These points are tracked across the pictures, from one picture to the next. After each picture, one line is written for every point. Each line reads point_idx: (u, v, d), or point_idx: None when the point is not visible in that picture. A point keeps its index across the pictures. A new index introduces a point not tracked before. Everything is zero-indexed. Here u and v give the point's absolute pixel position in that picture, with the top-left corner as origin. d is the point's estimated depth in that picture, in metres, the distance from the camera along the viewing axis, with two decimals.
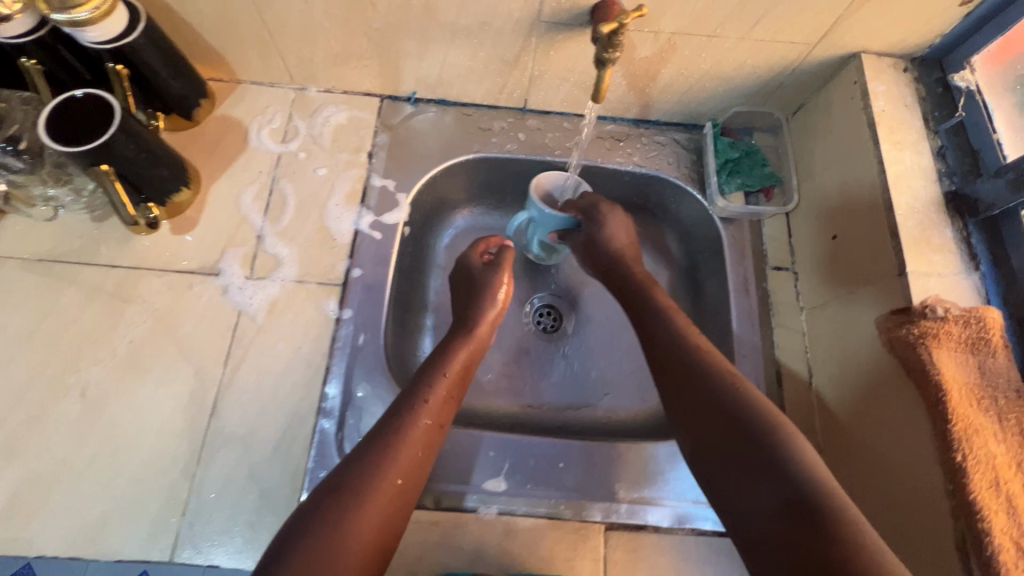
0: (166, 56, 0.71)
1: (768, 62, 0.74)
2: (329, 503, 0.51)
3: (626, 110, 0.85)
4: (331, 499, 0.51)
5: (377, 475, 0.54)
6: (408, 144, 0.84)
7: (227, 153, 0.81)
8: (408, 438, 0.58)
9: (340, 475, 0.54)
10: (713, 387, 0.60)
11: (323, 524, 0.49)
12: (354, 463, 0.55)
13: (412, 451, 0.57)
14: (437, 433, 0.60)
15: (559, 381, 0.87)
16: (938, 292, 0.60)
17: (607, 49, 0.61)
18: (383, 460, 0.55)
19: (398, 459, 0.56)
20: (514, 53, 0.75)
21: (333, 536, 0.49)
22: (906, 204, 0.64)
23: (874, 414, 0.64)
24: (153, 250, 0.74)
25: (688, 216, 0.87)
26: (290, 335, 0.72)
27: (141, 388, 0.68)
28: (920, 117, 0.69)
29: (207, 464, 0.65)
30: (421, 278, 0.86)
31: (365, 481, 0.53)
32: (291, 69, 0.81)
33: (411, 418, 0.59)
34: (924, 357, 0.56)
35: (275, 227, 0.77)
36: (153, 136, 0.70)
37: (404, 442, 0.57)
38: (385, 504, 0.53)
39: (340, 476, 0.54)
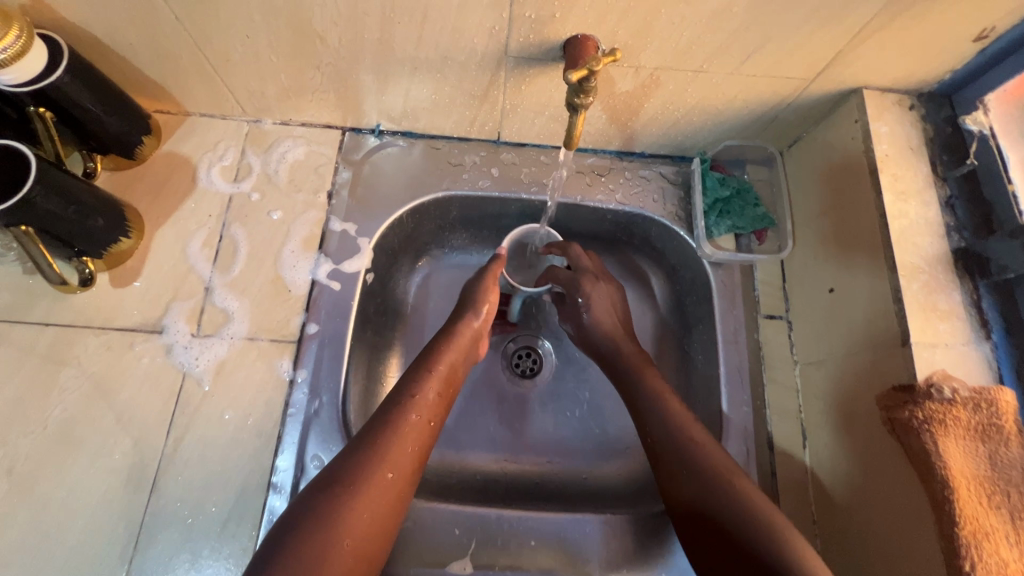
0: (98, 93, 0.63)
1: (763, 97, 0.67)
2: (318, 503, 0.51)
3: (608, 142, 0.78)
4: (320, 498, 0.52)
5: (364, 475, 0.54)
6: (372, 182, 0.78)
7: (173, 195, 0.75)
8: (395, 434, 0.57)
9: (330, 473, 0.54)
10: (704, 471, 0.57)
11: (310, 526, 0.50)
12: (344, 459, 0.55)
13: (399, 448, 0.57)
14: (426, 430, 0.60)
15: (538, 433, 0.79)
16: (945, 367, 0.54)
17: (579, 94, 0.55)
18: (372, 457, 0.55)
19: (385, 456, 0.56)
20: (482, 88, 0.68)
21: (320, 538, 0.49)
22: (910, 263, 0.58)
23: (871, 494, 0.58)
24: (89, 307, 0.68)
25: (674, 257, 0.81)
26: (239, 400, 0.66)
27: (74, 463, 0.62)
28: (927, 162, 0.62)
29: (145, 551, 0.60)
30: (386, 324, 0.80)
31: (352, 480, 0.53)
32: (241, 102, 0.74)
33: (399, 413, 0.59)
34: (929, 444, 0.50)
35: (225, 277, 0.71)
36: (83, 185, 0.63)
37: (391, 439, 0.57)
38: (373, 504, 0.53)
39: (329, 474, 0.54)
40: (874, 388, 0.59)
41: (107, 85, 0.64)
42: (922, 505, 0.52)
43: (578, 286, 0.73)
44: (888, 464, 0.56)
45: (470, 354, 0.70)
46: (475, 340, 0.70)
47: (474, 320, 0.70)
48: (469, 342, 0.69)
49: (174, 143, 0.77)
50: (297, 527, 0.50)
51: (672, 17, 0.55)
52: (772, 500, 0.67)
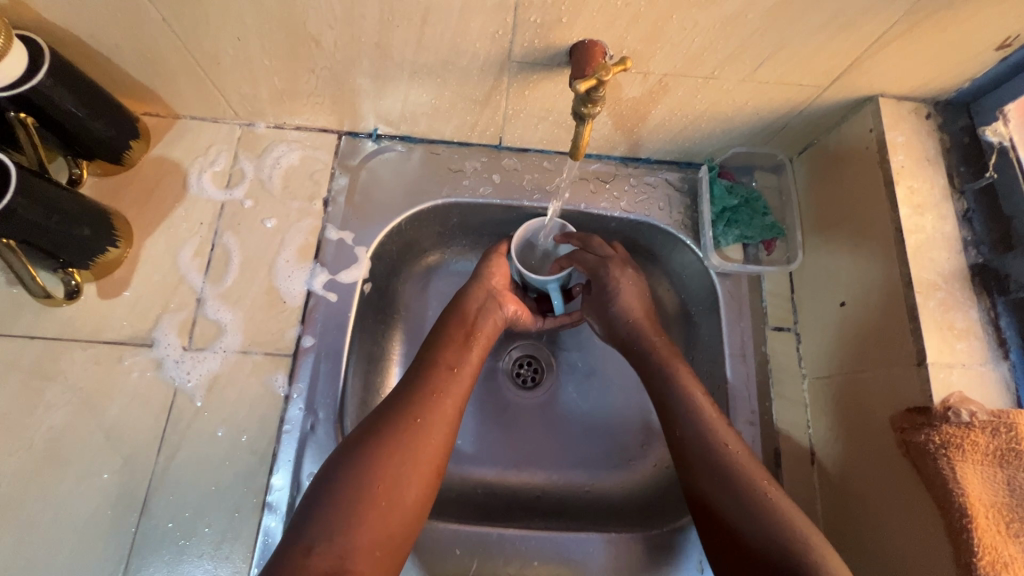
0: (83, 97, 0.60)
1: (775, 104, 0.65)
2: (350, 454, 0.52)
3: (613, 148, 0.76)
4: (350, 451, 0.53)
5: (393, 424, 0.54)
6: (370, 188, 0.75)
7: (162, 202, 0.72)
8: (421, 387, 0.58)
9: (361, 428, 0.55)
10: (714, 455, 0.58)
11: (344, 476, 0.51)
12: (376, 414, 0.56)
13: (424, 398, 0.57)
14: (455, 379, 0.60)
15: (539, 443, 0.77)
16: (963, 388, 0.53)
17: (585, 104, 0.52)
18: (398, 409, 0.56)
19: (411, 405, 0.56)
20: (484, 93, 0.65)
21: (355, 485, 0.50)
22: (927, 280, 0.56)
23: (880, 514, 0.57)
24: (75, 320, 0.66)
25: (680, 266, 0.79)
26: (233, 416, 0.64)
27: (63, 482, 0.60)
28: (944, 174, 0.61)
29: (135, 574, 0.58)
30: (384, 334, 0.77)
31: (381, 430, 0.54)
32: (232, 105, 0.71)
33: (425, 369, 0.60)
34: (944, 470, 0.49)
35: (218, 288, 0.69)
36: (68, 194, 0.60)
37: (416, 390, 0.58)
38: (406, 450, 0.53)
39: (362, 429, 0.55)
40: (886, 407, 0.57)
41: (92, 88, 0.61)
42: (936, 529, 0.51)
43: (610, 268, 0.71)
44: (900, 486, 0.55)
45: (495, 309, 0.69)
46: (497, 297, 0.70)
47: (492, 282, 0.70)
48: (489, 300, 0.69)
49: (164, 148, 0.74)
50: (332, 479, 0.51)
51: (684, 22, 0.52)
52: None
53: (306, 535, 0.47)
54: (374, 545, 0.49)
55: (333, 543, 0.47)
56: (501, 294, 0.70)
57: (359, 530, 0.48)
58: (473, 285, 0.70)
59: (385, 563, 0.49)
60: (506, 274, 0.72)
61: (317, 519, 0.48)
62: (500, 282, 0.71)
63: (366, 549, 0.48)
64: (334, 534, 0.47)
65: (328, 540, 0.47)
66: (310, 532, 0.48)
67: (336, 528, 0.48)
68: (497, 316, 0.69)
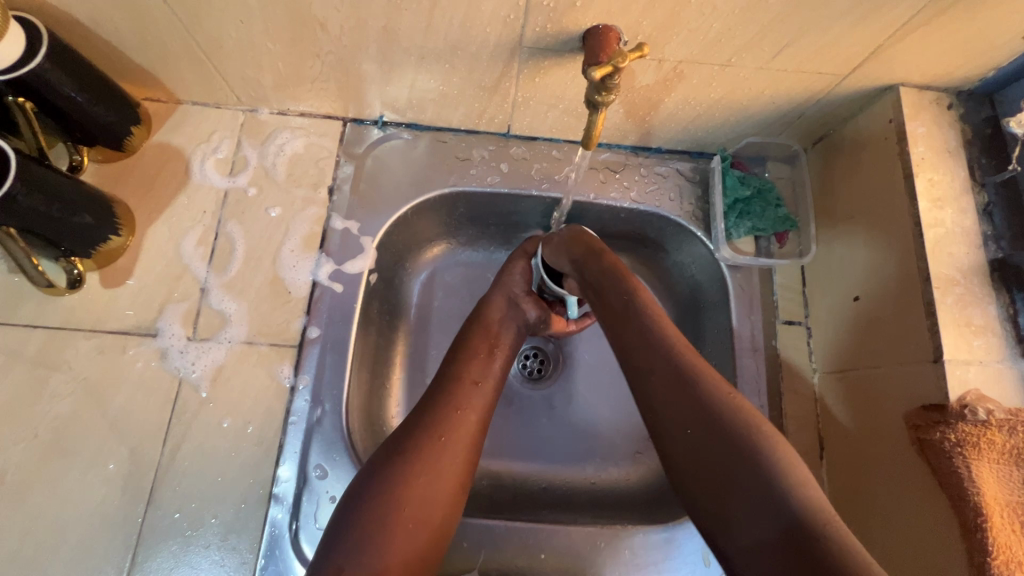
0: (81, 80, 0.59)
1: (792, 92, 0.63)
2: (376, 474, 0.52)
3: (623, 137, 0.74)
4: (376, 471, 0.53)
5: (418, 443, 0.54)
6: (376, 177, 0.74)
7: (165, 189, 0.71)
8: (444, 402, 0.57)
9: (386, 446, 0.55)
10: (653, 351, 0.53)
11: (371, 497, 0.51)
12: (400, 430, 0.56)
13: (448, 414, 0.56)
14: (478, 393, 0.59)
15: (546, 436, 0.77)
16: (979, 386, 0.52)
17: (599, 92, 0.51)
18: (420, 426, 0.55)
19: (435, 423, 0.55)
20: (493, 79, 0.64)
21: (383, 509, 0.50)
22: (945, 275, 0.55)
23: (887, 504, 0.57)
24: (79, 309, 0.65)
25: (690, 258, 0.78)
26: (238, 407, 0.64)
27: (68, 472, 0.60)
28: (965, 166, 0.59)
29: (142, 565, 0.58)
30: (391, 325, 0.77)
31: (405, 449, 0.53)
32: (235, 90, 0.69)
33: (448, 384, 0.59)
34: (960, 469, 0.48)
35: (222, 278, 0.68)
36: (69, 181, 0.58)
37: (438, 408, 0.56)
38: (432, 470, 0.53)
39: (387, 446, 0.54)
40: (900, 404, 0.56)
41: (91, 71, 0.60)
42: (948, 529, 0.51)
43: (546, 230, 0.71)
44: (910, 481, 0.55)
45: (516, 318, 0.68)
46: (518, 303, 0.69)
47: (513, 288, 0.69)
48: (511, 308, 0.68)
49: (166, 134, 0.72)
50: (359, 499, 0.51)
51: (703, 7, 0.51)
52: None
53: (337, 556, 0.48)
54: (402, 566, 0.49)
55: (361, 566, 0.47)
56: (523, 299, 0.69)
57: (387, 552, 0.48)
58: (495, 292, 0.69)
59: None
60: (527, 276, 0.70)
61: (345, 541, 0.49)
62: (521, 286, 0.70)
63: (394, 570, 0.48)
64: (363, 556, 0.48)
65: (356, 561, 0.47)
66: (339, 552, 0.48)
67: (366, 553, 0.48)
68: (519, 323, 0.68)
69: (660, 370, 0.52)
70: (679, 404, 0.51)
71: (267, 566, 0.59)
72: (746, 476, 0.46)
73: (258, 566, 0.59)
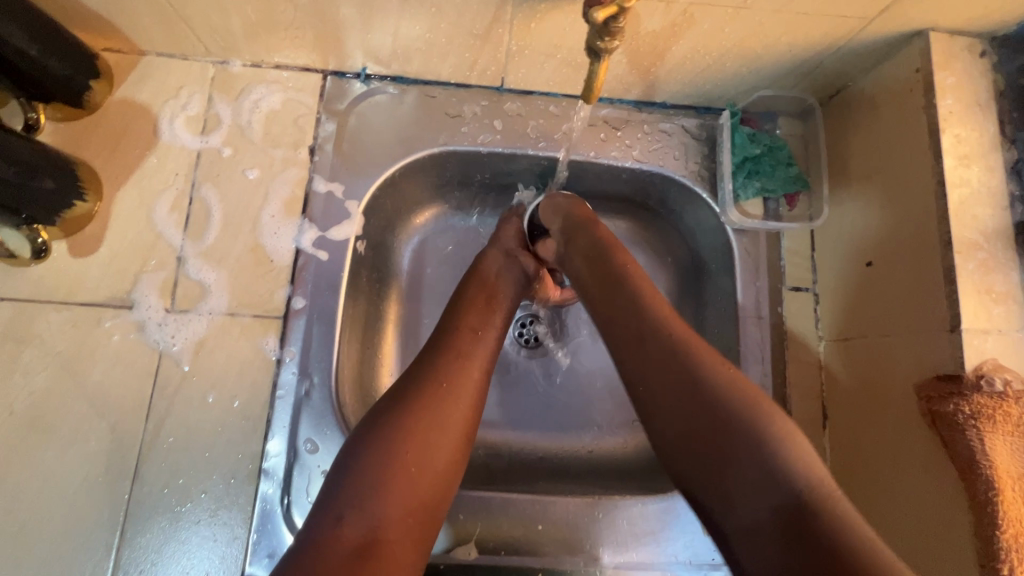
0: (30, 27, 0.53)
1: (812, 39, 0.57)
2: (376, 422, 0.48)
3: (626, 91, 0.69)
4: (376, 420, 0.48)
5: (418, 390, 0.50)
6: (360, 136, 0.69)
7: (132, 149, 0.66)
8: (445, 352, 0.54)
9: (385, 398, 0.50)
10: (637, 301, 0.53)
11: (371, 445, 0.46)
12: (399, 382, 0.52)
13: (450, 361, 0.53)
14: (479, 342, 0.56)
15: (544, 404, 0.75)
16: (996, 355, 0.50)
17: (602, 36, 0.45)
18: (421, 372, 0.52)
19: (437, 369, 0.52)
20: (484, 26, 0.58)
21: (383, 454, 0.45)
22: (968, 239, 0.52)
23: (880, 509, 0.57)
24: (48, 281, 0.61)
25: (694, 222, 0.74)
26: (222, 381, 0.61)
27: (48, 449, 0.58)
28: (995, 120, 0.55)
29: (132, 541, 0.57)
30: (381, 294, 0.73)
31: (406, 396, 0.49)
32: (201, 39, 0.63)
33: (449, 334, 0.56)
34: (974, 442, 0.48)
35: (199, 246, 0.64)
36: (25, 142, 0.54)
37: (441, 356, 0.53)
38: (435, 417, 0.48)
39: (386, 397, 0.50)
40: (911, 373, 0.54)
41: (39, 17, 0.53)
42: (956, 501, 0.50)
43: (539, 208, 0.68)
44: (917, 450, 0.54)
45: (515, 269, 0.65)
46: (515, 255, 0.66)
47: (508, 243, 0.67)
48: (508, 260, 0.65)
49: (129, 89, 0.66)
50: (357, 449, 0.46)
51: None
52: None
53: (335, 504, 0.43)
54: (405, 516, 0.44)
55: (361, 516, 0.43)
56: (520, 253, 0.66)
57: (388, 502, 0.44)
58: (490, 249, 0.66)
59: (418, 537, 0.45)
60: (521, 234, 0.69)
61: (342, 491, 0.44)
62: (516, 241, 0.67)
63: (396, 521, 0.44)
64: (363, 505, 0.43)
65: (356, 512, 0.43)
66: (337, 502, 0.43)
67: (366, 499, 0.43)
68: (517, 276, 0.65)
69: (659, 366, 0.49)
70: (677, 406, 0.48)
71: (260, 540, 0.58)
72: (746, 462, 0.44)
73: (251, 541, 0.58)
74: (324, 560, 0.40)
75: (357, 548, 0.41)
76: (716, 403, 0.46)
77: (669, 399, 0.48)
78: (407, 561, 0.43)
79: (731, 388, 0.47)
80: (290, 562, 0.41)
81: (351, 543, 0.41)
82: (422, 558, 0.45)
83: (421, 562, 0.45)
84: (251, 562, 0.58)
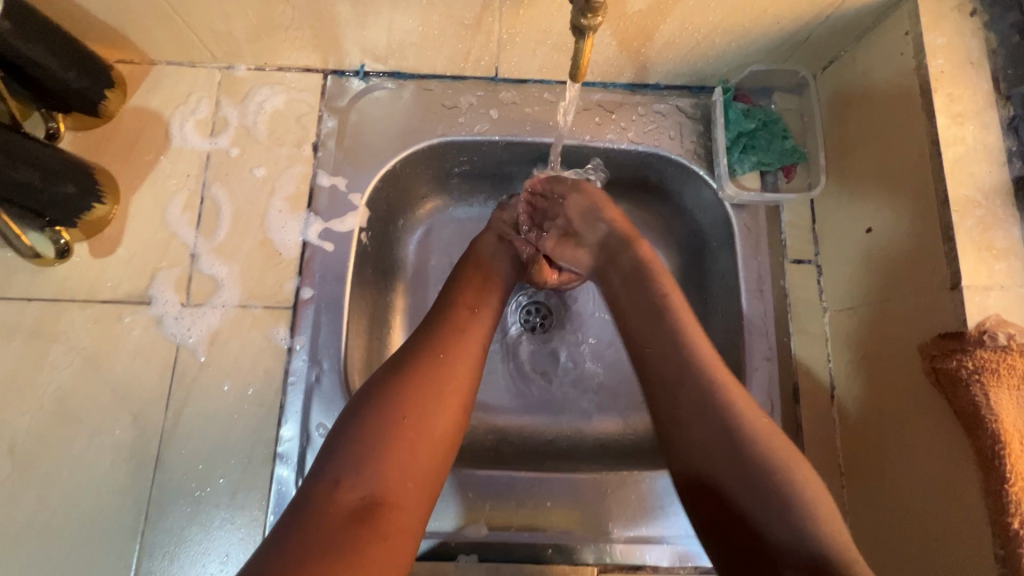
0: (48, 42, 0.56)
1: (798, 10, 0.58)
2: (372, 391, 0.49)
3: (618, 74, 0.70)
4: (373, 389, 0.49)
5: (416, 360, 0.51)
6: (360, 131, 0.71)
7: (146, 154, 0.69)
8: (442, 327, 0.55)
9: (384, 367, 0.52)
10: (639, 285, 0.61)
11: (368, 412, 0.47)
12: (398, 354, 0.53)
13: (448, 335, 0.54)
14: (476, 319, 0.58)
15: (551, 388, 0.76)
16: (1000, 312, 0.49)
17: (585, 14, 0.46)
18: (420, 344, 0.53)
19: (434, 341, 0.53)
20: (474, 16, 0.60)
21: (379, 419, 0.47)
22: (965, 196, 0.51)
23: (905, 468, 0.55)
24: (70, 281, 0.64)
25: (692, 201, 0.74)
26: (237, 370, 0.63)
27: (76, 440, 0.61)
28: (988, 78, 0.54)
29: (155, 526, 0.59)
30: (388, 285, 0.75)
31: (403, 366, 0.51)
32: (208, 46, 0.66)
33: (444, 310, 0.58)
34: (978, 397, 0.47)
35: (211, 242, 0.67)
36: (48, 148, 0.57)
37: (438, 330, 0.55)
38: (431, 385, 0.50)
39: (385, 367, 0.52)
40: (915, 334, 0.54)
41: (57, 31, 0.57)
42: (963, 460, 0.49)
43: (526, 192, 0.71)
44: (923, 412, 0.53)
45: (507, 253, 0.67)
46: (509, 240, 0.68)
47: (503, 227, 0.69)
48: (502, 244, 0.67)
49: (142, 97, 0.70)
50: (355, 418, 0.48)
51: None
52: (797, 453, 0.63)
53: (334, 468, 0.45)
54: (405, 479, 0.46)
55: (360, 478, 0.44)
56: (514, 237, 0.68)
57: (387, 465, 0.45)
58: (485, 232, 0.68)
59: (418, 500, 0.46)
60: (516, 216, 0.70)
61: (341, 458, 0.45)
62: (509, 225, 0.69)
63: (395, 483, 0.45)
64: (362, 468, 0.45)
65: (356, 474, 0.44)
66: (336, 467, 0.45)
67: (365, 462, 0.45)
68: (511, 258, 0.67)
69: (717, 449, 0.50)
70: (735, 469, 0.48)
71: (276, 522, 0.60)
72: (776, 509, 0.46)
73: (268, 522, 0.60)
74: (321, 518, 0.42)
75: (356, 508, 0.43)
76: (758, 463, 0.48)
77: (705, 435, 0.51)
78: (406, 523, 0.45)
79: (769, 454, 0.48)
80: (285, 531, 0.42)
81: (351, 503, 0.43)
82: (422, 520, 0.46)
83: (421, 525, 0.46)
84: None
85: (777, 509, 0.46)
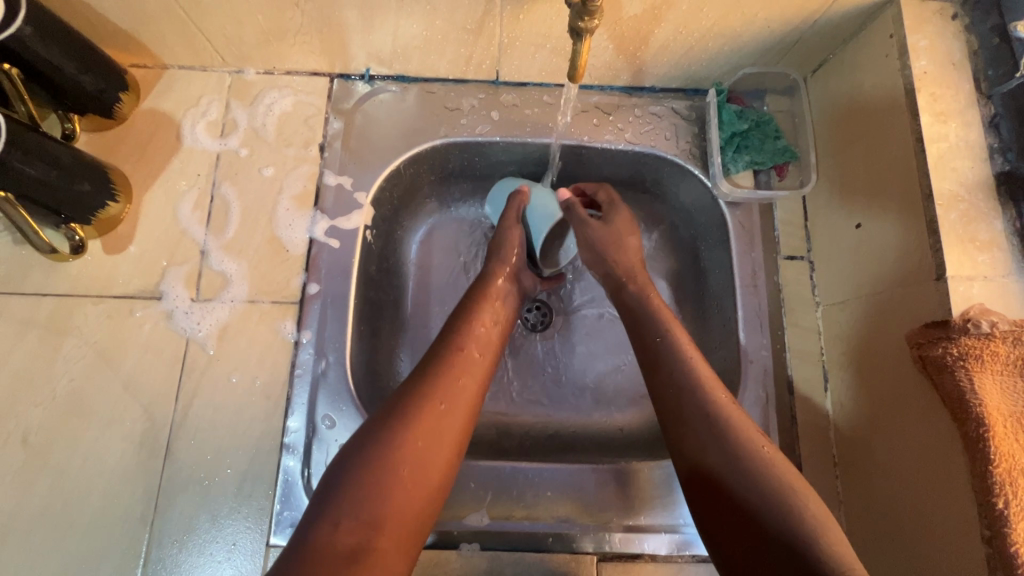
0: (66, 45, 0.58)
1: (787, 14, 0.60)
2: (372, 434, 0.50)
3: (615, 77, 0.72)
4: (372, 431, 0.51)
5: (417, 405, 0.52)
6: (365, 132, 0.73)
7: (158, 155, 0.71)
8: (444, 369, 0.56)
9: (384, 408, 0.53)
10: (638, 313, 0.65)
11: (369, 459, 0.49)
12: (398, 393, 0.54)
13: (449, 380, 0.56)
14: (477, 363, 0.59)
15: (550, 383, 0.78)
16: (984, 301, 0.51)
17: (582, 17, 0.49)
18: (422, 386, 0.54)
19: (436, 386, 0.54)
20: (476, 21, 0.62)
21: (378, 466, 0.48)
22: (949, 191, 0.53)
23: (898, 455, 0.56)
24: (83, 276, 0.66)
25: (688, 199, 0.77)
26: (245, 364, 0.65)
27: (87, 432, 0.62)
28: (969, 78, 0.57)
29: (164, 515, 0.61)
30: (391, 282, 0.77)
31: (404, 410, 0.52)
32: (219, 51, 0.69)
33: (446, 348, 0.59)
34: (963, 381, 0.48)
35: (220, 240, 0.69)
36: (65, 147, 0.59)
37: (440, 372, 0.56)
38: (428, 434, 0.51)
39: (385, 407, 0.53)
40: (904, 325, 0.56)
41: (75, 35, 0.59)
42: (952, 444, 0.50)
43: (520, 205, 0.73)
44: (914, 399, 0.54)
45: (515, 291, 0.69)
46: (517, 275, 0.70)
47: (512, 260, 0.70)
48: (511, 280, 0.69)
49: (155, 100, 0.72)
50: (354, 462, 0.49)
51: None
52: (792, 444, 0.65)
53: (332, 511, 0.46)
54: (397, 526, 0.48)
55: (356, 523, 0.46)
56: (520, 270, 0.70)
57: (382, 512, 0.47)
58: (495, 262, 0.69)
59: (408, 544, 0.48)
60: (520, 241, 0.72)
61: (340, 502, 0.46)
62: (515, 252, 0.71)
63: (389, 530, 0.47)
64: (359, 514, 0.46)
65: (353, 519, 0.46)
66: (335, 510, 0.46)
67: (362, 508, 0.47)
68: (518, 294, 0.70)
69: (745, 480, 0.49)
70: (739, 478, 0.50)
71: (283, 511, 0.61)
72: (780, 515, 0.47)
73: (274, 511, 0.61)
74: (317, 561, 0.44)
75: (350, 552, 0.45)
76: (764, 474, 0.49)
77: (712, 451, 0.52)
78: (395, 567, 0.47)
79: (769, 464, 0.50)
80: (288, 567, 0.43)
81: (347, 546, 0.45)
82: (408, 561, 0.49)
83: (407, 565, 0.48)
84: (275, 532, 0.61)
85: (778, 518, 0.47)
